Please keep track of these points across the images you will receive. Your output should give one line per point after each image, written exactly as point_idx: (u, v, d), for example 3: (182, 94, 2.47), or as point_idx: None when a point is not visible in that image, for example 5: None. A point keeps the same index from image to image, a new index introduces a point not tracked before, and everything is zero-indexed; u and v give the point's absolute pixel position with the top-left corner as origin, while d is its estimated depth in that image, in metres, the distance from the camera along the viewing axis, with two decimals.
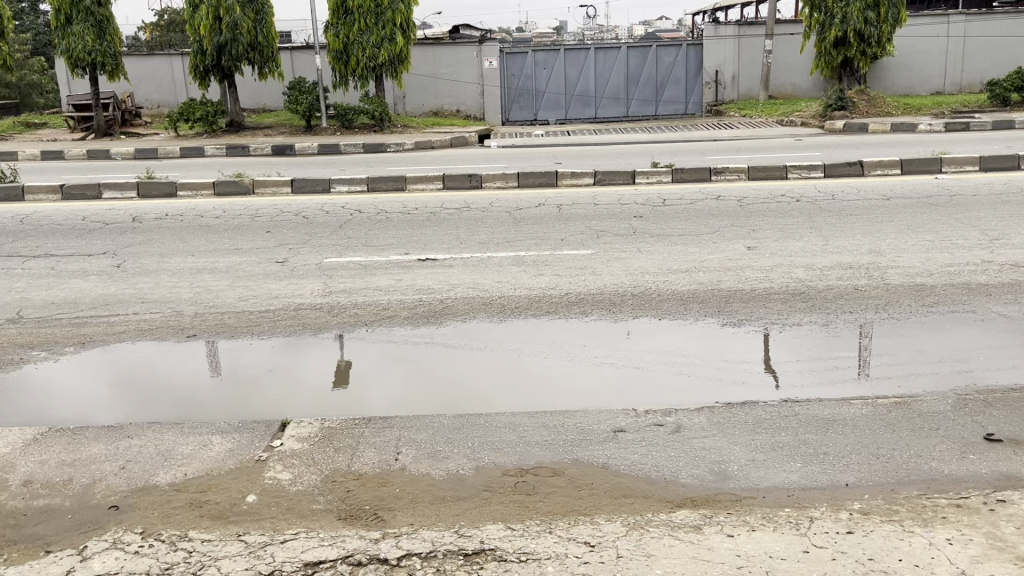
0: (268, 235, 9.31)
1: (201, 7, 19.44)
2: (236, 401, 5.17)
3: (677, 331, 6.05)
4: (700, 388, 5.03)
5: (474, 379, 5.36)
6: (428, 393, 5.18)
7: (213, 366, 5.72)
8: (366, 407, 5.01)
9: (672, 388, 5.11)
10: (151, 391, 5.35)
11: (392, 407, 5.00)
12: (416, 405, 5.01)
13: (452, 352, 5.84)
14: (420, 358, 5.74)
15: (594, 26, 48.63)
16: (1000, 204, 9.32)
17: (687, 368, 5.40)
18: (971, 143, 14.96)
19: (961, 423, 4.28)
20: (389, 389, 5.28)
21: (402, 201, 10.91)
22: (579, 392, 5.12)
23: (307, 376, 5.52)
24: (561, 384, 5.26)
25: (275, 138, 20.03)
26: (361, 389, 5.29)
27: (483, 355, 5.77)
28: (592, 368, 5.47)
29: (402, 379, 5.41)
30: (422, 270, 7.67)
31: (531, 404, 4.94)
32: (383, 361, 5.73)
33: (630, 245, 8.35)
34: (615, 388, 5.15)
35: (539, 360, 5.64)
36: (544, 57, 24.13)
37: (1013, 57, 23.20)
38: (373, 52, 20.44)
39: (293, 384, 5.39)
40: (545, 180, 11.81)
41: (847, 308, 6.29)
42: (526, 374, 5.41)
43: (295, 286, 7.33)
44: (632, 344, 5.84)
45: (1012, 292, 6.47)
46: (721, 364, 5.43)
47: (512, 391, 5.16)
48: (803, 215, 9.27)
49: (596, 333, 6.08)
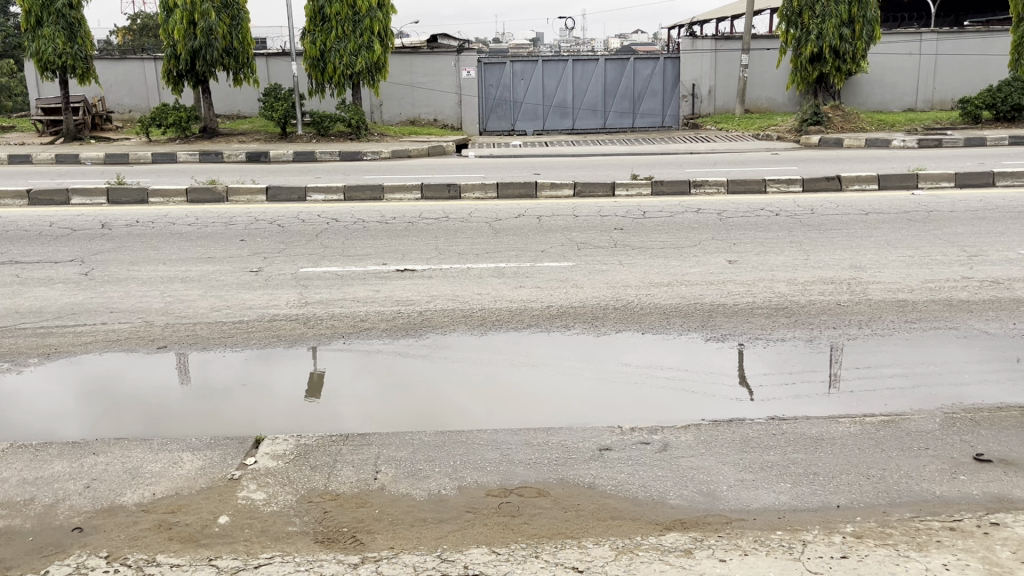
0: (242, 243, 9.12)
1: (176, 11, 19.19)
2: (205, 415, 4.99)
3: (659, 345, 5.97)
4: (684, 406, 4.92)
5: (453, 392, 5.24)
6: (405, 406, 5.04)
7: (178, 380, 5.49)
8: (341, 420, 4.87)
9: (655, 404, 5.01)
10: (116, 404, 5.14)
11: (368, 420, 4.86)
12: (393, 418, 4.87)
13: (428, 363, 5.73)
14: (397, 369, 5.62)
15: (570, 36, 48.79)
16: (977, 220, 9.39)
17: (666, 382, 5.32)
18: (945, 159, 15.11)
19: (950, 442, 4.23)
20: (364, 401, 5.14)
21: (379, 210, 10.77)
22: (560, 407, 5.00)
23: (279, 389, 5.35)
24: (541, 398, 5.15)
25: (249, 144, 19.79)
26: (334, 401, 5.15)
27: (459, 366, 5.66)
28: (572, 381, 5.37)
29: (378, 392, 5.27)
30: (400, 281, 7.53)
31: (511, 418, 4.83)
32: (357, 372, 5.59)
33: (611, 257, 8.27)
34: (597, 403, 5.05)
35: (518, 372, 5.53)
36: (521, 68, 24.11)
37: (983, 76, 23.59)
38: (350, 60, 20.29)
39: (267, 396, 5.24)
40: (525, 190, 11.72)
41: (831, 324, 6.24)
42: (506, 388, 5.29)
43: (270, 297, 7.15)
44: (614, 358, 5.75)
45: (993, 309, 6.47)
46: (700, 378, 5.37)
47: (491, 404, 5.04)
48: (783, 229, 9.26)
49: (577, 346, 5.98)
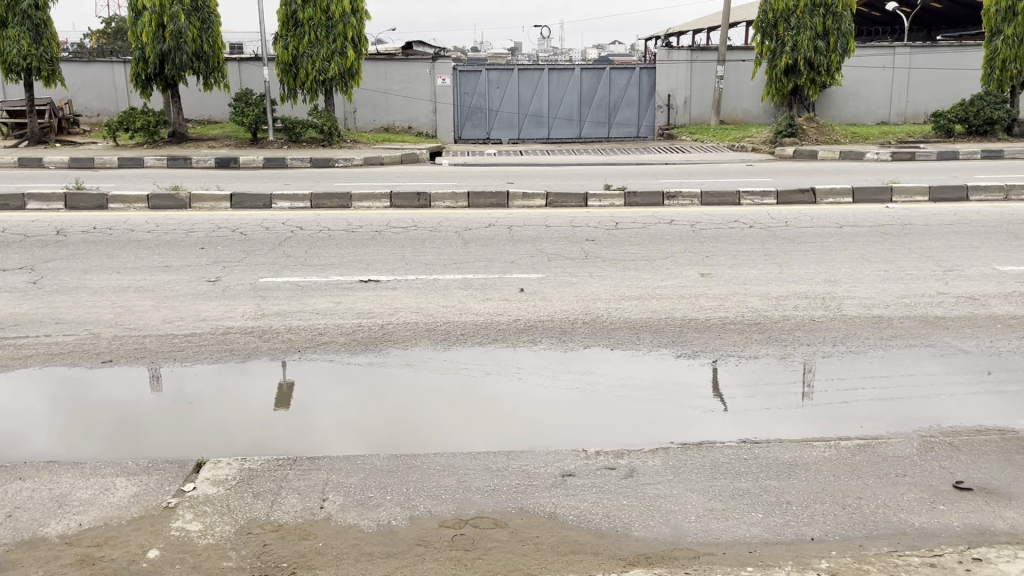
0: (202, 252, 8.81)
1: (144, 14, 18.82)
2: (158, 435, 4.75)
3: (634, 360, 5.77)
4: (654, 429, 4.70)
5: (429, 408, 5.05)
6: (376, 422, 4.87)
7: (129, 396, 5.24)
8: (308, 438, 4.68)
9: (627, 423, 4.84)
10: (62, 422, 4.87)
11: (335, 437, 4.67)
12: (361, 435, 4.69)
13: (404, 372, 5.59)
14: (372, 379, 5.46)
15: (547, 46, 48.71)
16: (951, 234, 9.31)
17: (639, 399, 5.14)
18: (919, 173, 15.11)
19: (929, 469, 4.04)
20: (333, 416, 4.95)
21: (346, 218, 10.51)
22: (532, 423, 4.84)
23: (242, 403, 5.15)
24: (516, 413, 4.98)
25: (219, 150, 19.43)
26: (301, 417, 4.96)
27: (434, 376, 5.51)
28: (548, 394, 5.23)
29: (348, 405, 5.09)
30: (363, 293, 7.27)
31: (485, 436, 4.65)
32: (331, 382, 5.44)
33: (582, 269, 8.07)
34: (568, 421, 4.88)
35: (494, 383, 5.39)
36: (497, 76, 23.94)
37: (956, 90, 23.76)
38: (323, 66, 19.99)
39: (233, 410, 5.05)
40: (497, 200, 11.51)
41: (805, 341, 6.06)
42: (478, 401, 5.14)
43: (225, 308, 6.86)
44: (591, 371, 5.59)
45: (970, 326, 6.33)
46: (673, 393, 5.21)
47: (468, 420, 4.88)
48: (757, 241, 9.12)
49: (554, 358, 5.81)
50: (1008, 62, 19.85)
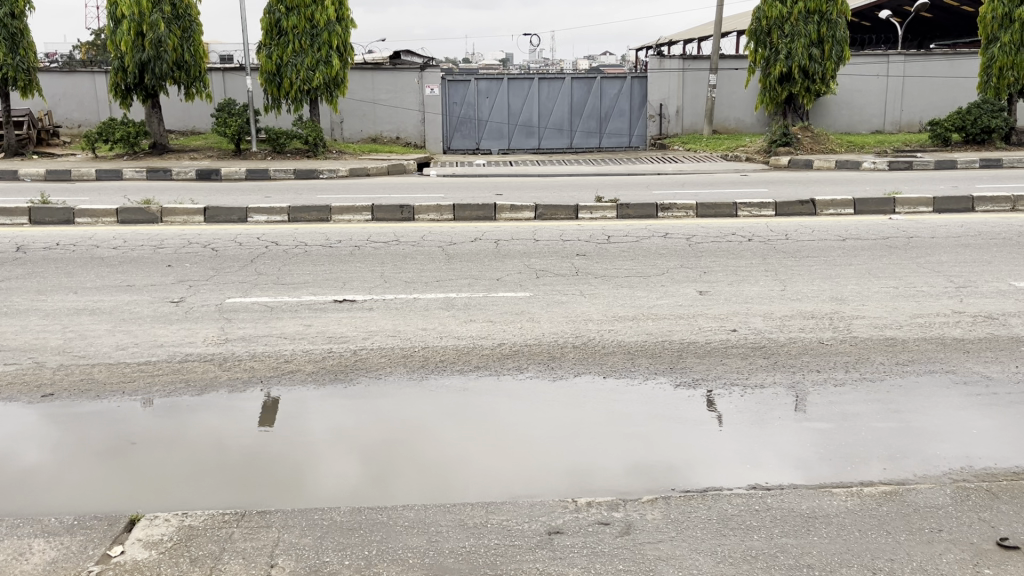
0: (168, 270, 8.28)
1: (123, 22, 18.31)
2: (105, 471, 4.29)
3: (637, 392, 5.23)
4: (661, 473, 4.20)
5: (433, 435, 4.67)
6: (368, 456, 4.43)
7: (95, 424, 4.81)
8: (289, 470, 4.28)
9: (639, 458, 4.38)
10: (23, 452, 4.48)
11: (322, 470, 4.27)
12: (350, 468, 4.30)
13: (405, 393, 5.23)
14: (368, 404, 5.07)
15: (537, 57, 48.40)
16: (960, 248, 8.84)
17: (642, 435, 4.66)
18: (919, 183, 14.70)
19: (968, 523, 3.57)
20: (319, 448, 4.53)
21: (324, 232, 10.00)
22: (543, 455, 4.45)
23: (217, 433, 4.71)
24: (525, 446, 4.57)
25: (201, 162, 18.90)
26: (281, 446, 4.56)
27: (432, 402, 5.11)
28: (561, 422, 4.83)
29: (336, 435, 4.67)
30: (337, 314, 6.76)
31: (482, 472, 4.26)
32: (322, 408, 5.03)
33: (572, 287, 7.58)
34: (581, 454, 4.45)
35: (496, 409, 5.00)
36: (486, 86, 23.57)
37: (951, 99, 23.44)
38: (307, 75, 19.50)
39: (208, 442, 4.61)
40: (484, 213, 10.99)
41: (815, 367, 5.56)
42: (489, 427, 4.77)
43: (186, 333, 6.33)
44: (600, 398, 5.13)
45: (992, 349, 5.84)
46: (681, 429, 4.72)
47: (471, 451, 4.47)
48: (757, 256, 8.64)
49: (562, 385, 5.34)
50: (1004, 70, 19.50)
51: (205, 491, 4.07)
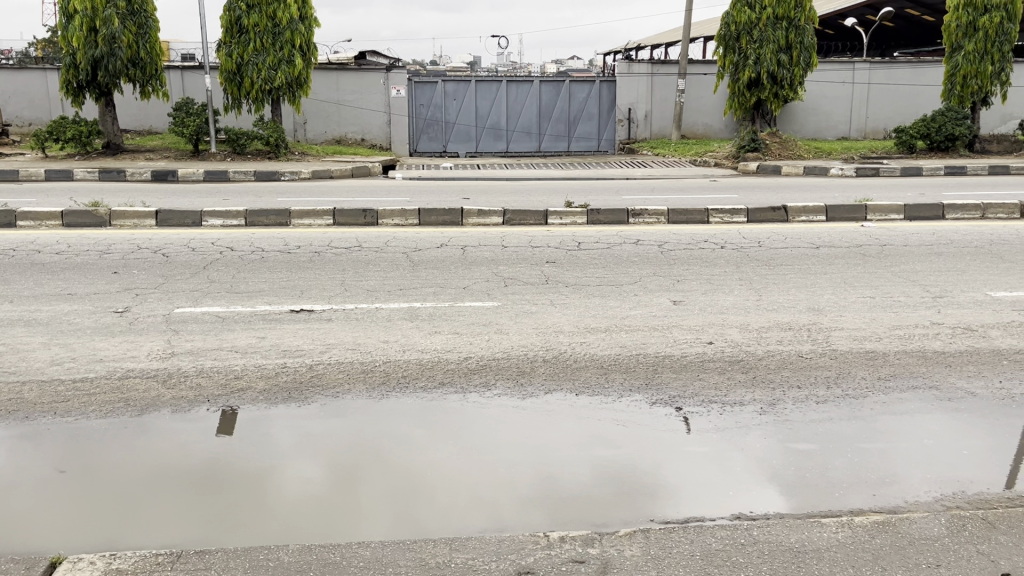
0: (114, 277, 7.82)
1: (75, 17, 17.68)
2: (37, 501, 3.94)
3: (617, 410, 4.93)
4: (644, 500, 3.92)
5: (406, 457, 4.38)
6: (334, 483, 4.12)
7: (32, 448, 4.43)
8: (248, 488, 4.08)
9: (620, 482, 4.11)
10: None
11: (284, 486, 4.10)
12: (314, 488, 4.07)
13: (379, 411, 4.91)
14: (338, 423, 4.75)
15: (505, 60, 48.12)
16: (933, 256, 8.69)
17: (622, 456, 4.38)
18: (886, 189, 14.65)
19: (966, 558, 3.32)
20: (279, 475, 4.20)
21: (283, 237, 9.60)
22: (523, 478, 4.17)
23: (168, 459, 4.35)
24: (503, 468, 4.27)
25: (157, 163, 18.31)
26: (239, 462, 4.33)
27: (408, 419, 4.81)
28: (542, 443, 4.54)
29: (299, 460, 4.34)
30: (293, 326, 6.38)
31: (451, 483, 4.13)
32: (286, 428, 4.69)
33: (542, 296, 7.28)
34: (562, 478, 4.17)
35: (476, 427, 4.72)
36: (453, 88, 23.22)
37: (915, 106, 23.57)
38: (269, 75, 19.00)
39: (156, 468, 4.26)
40: (449, 218, 10.66)
41: (795, 383, 5.31)
42: (468, 447, 4.48)
43: (129, 346, 5.92)
44: (581, 417, 4.84)
45: (975, 363, 5.64)
46: (662, 450, 4.44)
47: (445, 477, 4.17)
48: (730, 264, 8.41)
49: (540, 401, 5.04)
50: (969, 78, 19.64)
51: (153, 516, 3.82)
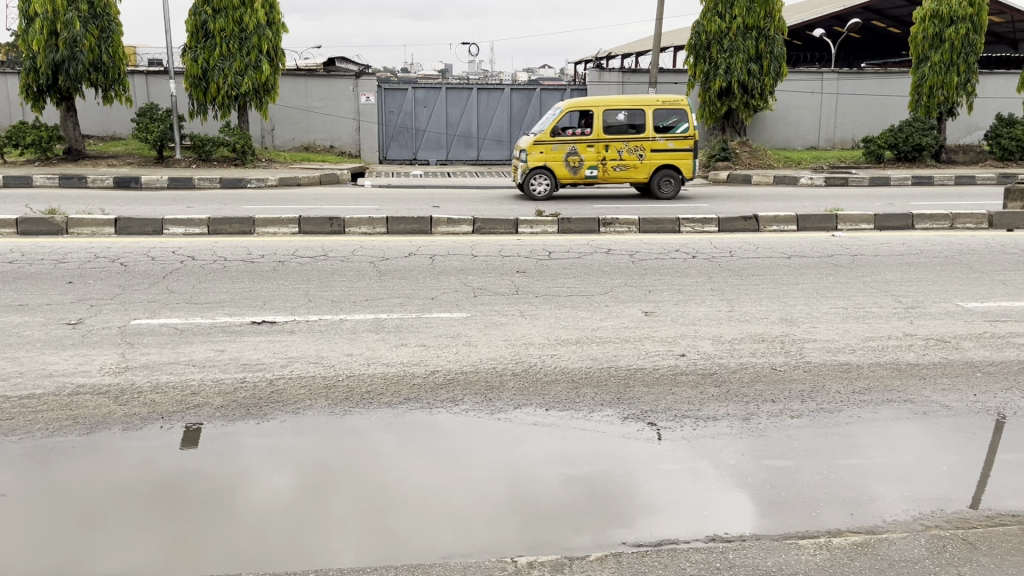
0: (68, 287, 7.54)
1: (35, 20, 17.24)
2: None
3: (590, 426, 4.77)
4: (622, 514, 3.80)
5: (377, 470, 4.22)
6: (302, 497, 3.95)
7: None
8: (213, 502, 3.91)
9: (595, 497, 3.99)
10: None
11: (251, 499, 3.94)
12: (282, 503, 3.91)
13: (350, 424, 4.74)
14: (307, 436, 4.57)
15: (476, 68, 48.14)
16: (904, 267, 8.69)
17: (597, 471, 4.24)
18: (855, 199, 14.74)
19: None
20: (245, 490, 4.03)
21: (247, 246, 9.37)
22: (499, 491, 4.04)
23: (127, 475, 4.15)
24: (477, 481, 4.13)
25: (120, 169, 17.92)
26: (202, 477, 4.14)
27: (379, 432, 4.64)
28: (517, 456, 4.40)
29: (264, 474, 4.16)
30: (254, 339, 6.16)
31: (424, 494, 3.99)
32: (253, 442, 4.51)
33: (512, 307, 7.13)
34: (538, 491, 4.03)
35: (450, 440, 4.56)
36: (424, 95, 23.03)
37: (882, 117, 23.83)
38: (235, 80, 18.69)
39: (115, 484, 4.06)
40: (419, 227, 10.48)
41: (769, 397, 5.20)
42: (442, 460, 4.33)
43: (80, 360, 5.66)
44: (557, 431, 4.70)
45: (948, 374, 5.59)
46: (637, 466, 4.29)
47: (418, 491, 4.02)
48: (701, 274, 8.34)
49: (514, 415, 4.89)
50: (935, 89, 19.90)
51: (114, 534, 3.64)
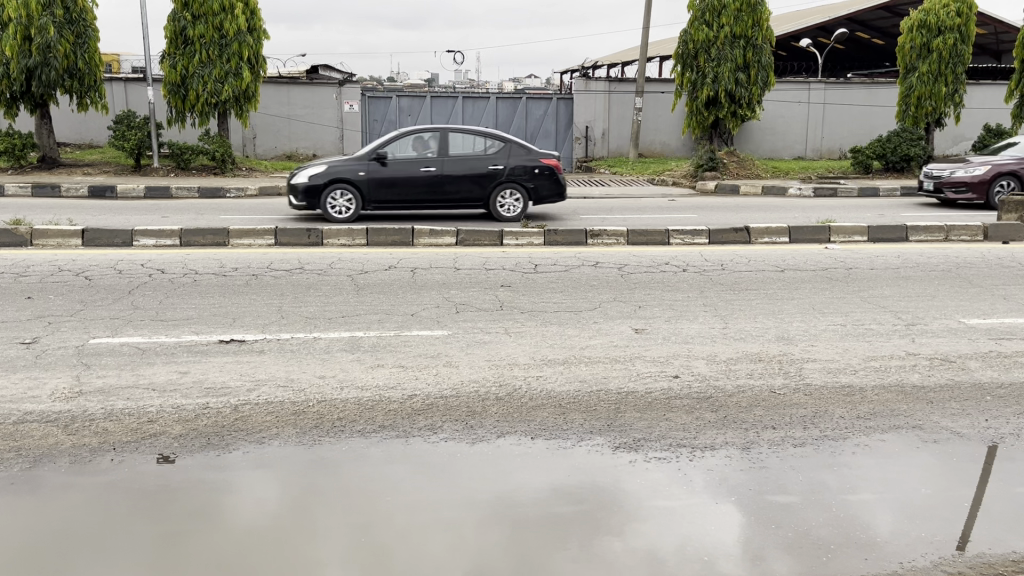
0: (28, 303, 7.14)
1: (8, 26, 16.78)
2: None
3: (585, 454, 4.45)
4: (622, 546, 3.55)
5: (367, 492, 3.99)
6: (288, 520, 3.74)
7: None
8: (194, 521, 3.72)
9: (591, 526, 3.72)
10: None
11: (237, 516, 3.76)
12: (265, 526, 3.68)
13: (339, 445, 4.49)
14: (293, 457, 4.33)
15: (464, 77, 47.97)
16: (901, 280, 8.44)
17: (593, 498, 3.98)
18: (846, 210, 14.50)
19: None
20: (226, 510, 3.81)
21: (218, 258, 9.00)
22: (493, 514, 3.81)
23: (102, 496, 3.91)
24: (471, 504, 3.89)
25: (95, 178, 17.47)
26: (182, 497, 3.92)
27: (368, 455, 4.38)
28: (513, 478, 4.16)
29: (247, 494, 3.94)
30: (220, 360, 5.76)
31: (417, 517, 3.78)
32: (235, 462, 4.27)
33: (495, 324, 6.78)
34: (533, 516, 3.80)
35: (445, 462, 4.32)
36: (408, 103, 22.60)
37: (870, 126, 23.74)
38: (215, 88, 18.32)
39: (90, 505, 3.84)
40: (400, 238, 10.12)
41: (770, 423, 4.87)
42: (436, 482, 4.10)
43: (30, 384, 5.26)
44: (554, 454, 4.44)
45: (956, 398, 5.28)
46: (635, 498, 3.98)
47: (410, 515, 3.80)
48: (693, 288, 8.03)
49: (508, 438, 4.62)
50: (923, 99, 19.75)
51: (85, 559, 3.43)
